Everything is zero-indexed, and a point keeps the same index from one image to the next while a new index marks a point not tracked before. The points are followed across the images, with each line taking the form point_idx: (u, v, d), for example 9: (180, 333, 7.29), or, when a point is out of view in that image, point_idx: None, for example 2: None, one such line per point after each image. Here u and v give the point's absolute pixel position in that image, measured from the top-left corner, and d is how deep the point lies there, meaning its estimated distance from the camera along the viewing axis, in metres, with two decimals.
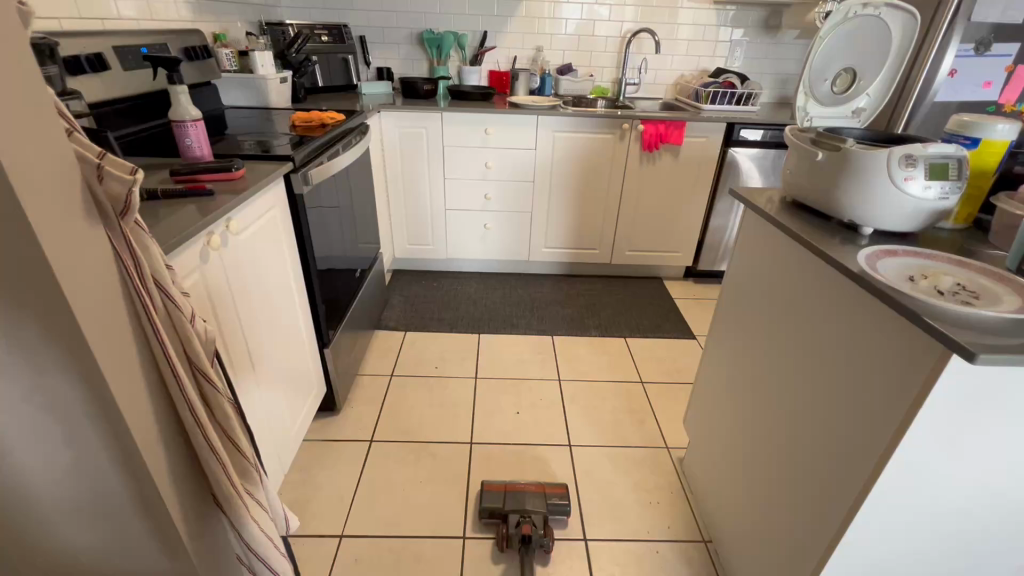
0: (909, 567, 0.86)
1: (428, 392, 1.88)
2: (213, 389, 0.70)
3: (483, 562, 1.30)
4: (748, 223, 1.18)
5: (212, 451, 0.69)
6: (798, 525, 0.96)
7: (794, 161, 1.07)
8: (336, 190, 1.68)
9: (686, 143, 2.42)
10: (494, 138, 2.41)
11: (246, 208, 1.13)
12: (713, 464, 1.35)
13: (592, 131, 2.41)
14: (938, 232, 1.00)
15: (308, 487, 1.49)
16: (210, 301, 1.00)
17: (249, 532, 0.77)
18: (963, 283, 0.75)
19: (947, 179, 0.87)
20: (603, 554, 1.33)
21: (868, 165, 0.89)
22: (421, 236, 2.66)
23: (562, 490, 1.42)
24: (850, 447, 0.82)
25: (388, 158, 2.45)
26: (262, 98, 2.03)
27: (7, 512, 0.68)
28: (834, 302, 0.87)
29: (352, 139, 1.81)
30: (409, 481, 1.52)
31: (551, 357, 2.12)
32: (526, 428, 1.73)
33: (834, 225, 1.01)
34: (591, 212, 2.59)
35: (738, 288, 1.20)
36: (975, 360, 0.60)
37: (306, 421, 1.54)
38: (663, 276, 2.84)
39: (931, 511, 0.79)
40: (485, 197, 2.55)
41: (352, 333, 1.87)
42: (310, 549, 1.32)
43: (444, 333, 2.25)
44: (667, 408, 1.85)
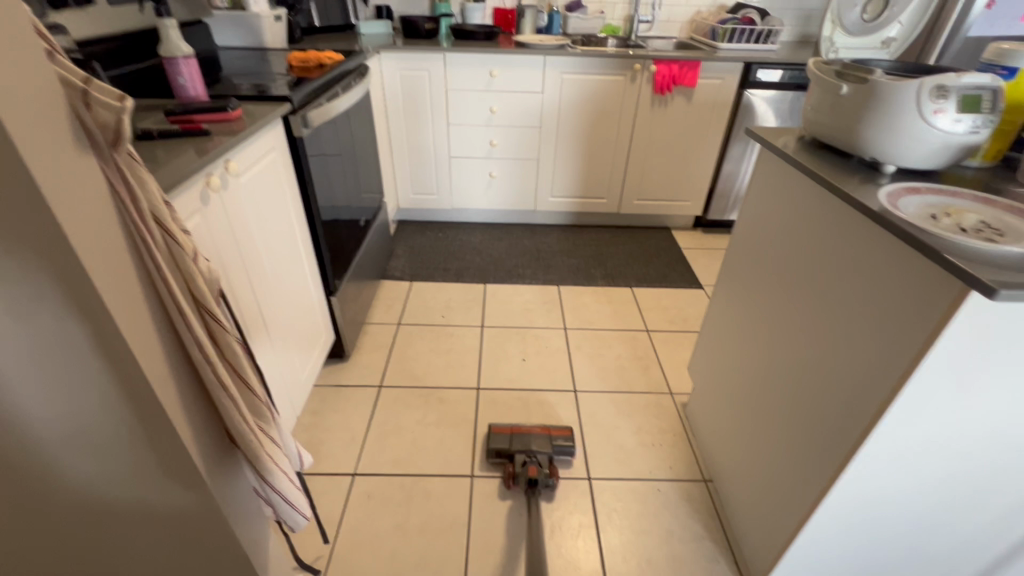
0: (905, 500, 0.89)
1: (435, 340, 1.90)
2: (220, 328, 0.70)
3: (490, 498, 1.35)
4: (763, 164, 1.13)
5: (223, 389, 0.71)
6: (798, 465, 0.99)
7: (816, 97, 1.01)
8: (337, 134, 1.62)
9: (700, 84, 2.32)
10: (499, 81, 2.31)
11: (245, 150, 1.10)
12: (717, 408, 1.37)
13: (602, 73, 2.30)
14: (963, 171, 0.96)
15: (320, 429, 1.53)
16: (214, 245, 0.99)
17: (265, 466, 0.80)
18: (987, 220, 0.72)
19: (979, 112, 0.82)
20: (606, 492, 1.38)
21: (895, 97, 0.84)
22: (425, 185, 2.61)
23: (567, 433, 1.45)
24: (855, 388, 0.83)
25: (389, 103, 2.37)
26: (256, 38, 1.94)
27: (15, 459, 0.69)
28: (849, 242, 0.85)
29: (351, 80, 1.73)
30: (418, 424, 1.56)
31: (556, 306, 2.12)
32: (531, 374, 1.76)
33: (852, 165, 0.97)
34: (600, 159, 2.52)
35: (751, 233, 1.18)
36: (995, 297, 0.59)
37: (316, 367, 1.57)
38: (671, 226, 2.79)
39: (932, 449, 0.81)
40: (490, 143, 2.48)
41: (358, 282, 1.87)
42: (324, 485, 1.37)
43: (450, 283, 2.25)
44: (671, 356, 1.87)
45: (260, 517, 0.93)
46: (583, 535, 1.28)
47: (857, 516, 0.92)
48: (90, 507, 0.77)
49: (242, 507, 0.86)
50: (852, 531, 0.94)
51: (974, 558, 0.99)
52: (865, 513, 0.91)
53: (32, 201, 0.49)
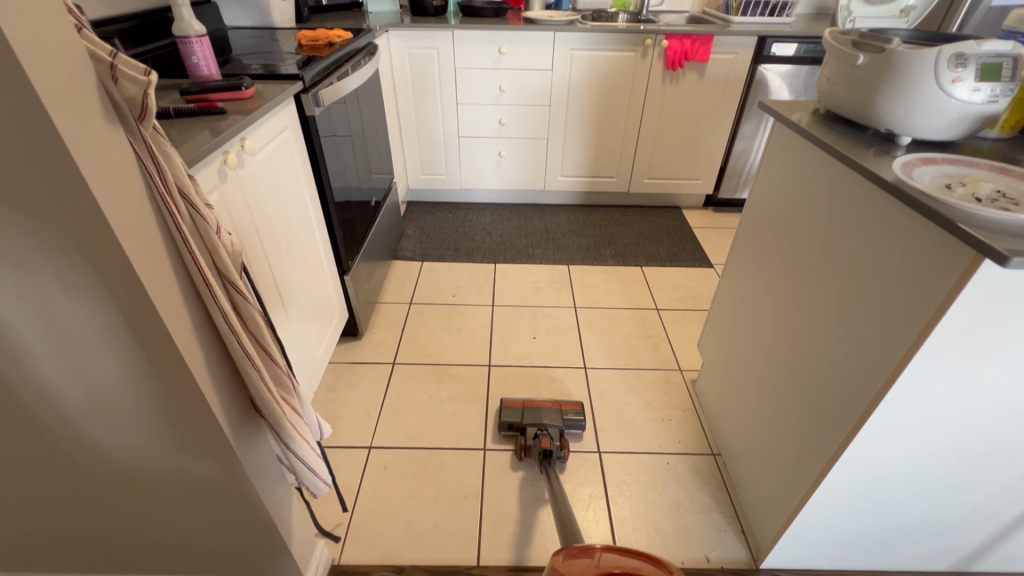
0: (912, 469, 0.90)
1: (447, 318, 1.93)
2: (244, 299, 0.73)
3: (503, 470, 1.39)
4: (777, 137, 1.13)
5: (248, 359, 0.73)
6: (806, 437, 1.00)
7: (831, 69, 1.00)
8: (348, 114, 1.63)
9: (712, 60, 2.28)
10: (508, 58, 2.29)
11: (260, 128, 1.12)
12: (726, 383, 1.39)
13: (613, 49, 2.27)
14: (979, 142, 0.94)
15: (336, 404, 1.57)
16: (233, 223, 1.01)
17: (288, 434, 0.83)
18: (1003, 190, 0.72)
19: (998, 81, 0.81)
20: (616, 464, 1.41)
21: (913, 66, 0.83)
22: (434, 165, 2.61)
23: (576, 408, 1.49)
24: (864, 358, 0.84)
25: (398, 81, 2.36)
26: (264, 18, 1.93)
27: (55, 424, 0.72)
28: (862, 214, 0.85)
29: (361, 59, 1.72)
30: (431, 399, 1.59)
31: (567, 286, 2.13)
32: (542, 352, 1.78)
33: (868, 137, 0.96)
34: (610, 137, 2.50)
35: (764, 208, 1.18)
36: (1007, 264, 0.59)
37: (330, 345, 1.61)
38: (682, 205, 2.77)
39: (941, 418, 0.82)
40: (499, 122, 2.46)
41: (370, 262, 1.89)
42: (341, 457, 1.42)
43: (460, 263, 2.27)
44: (681, 334, 1.88)
45: (284, 484, 0.96)
46: (594, 505, 1.31)
47: (865, 484, 0.93)
48: (120, 471, 0.80)
49: (267, 474, 0.89)
50: (858, 500, 0.97)
51: (978, 528, 1.01)
52: (872, 482, 0.93)
53: (67, 175, 0.51)
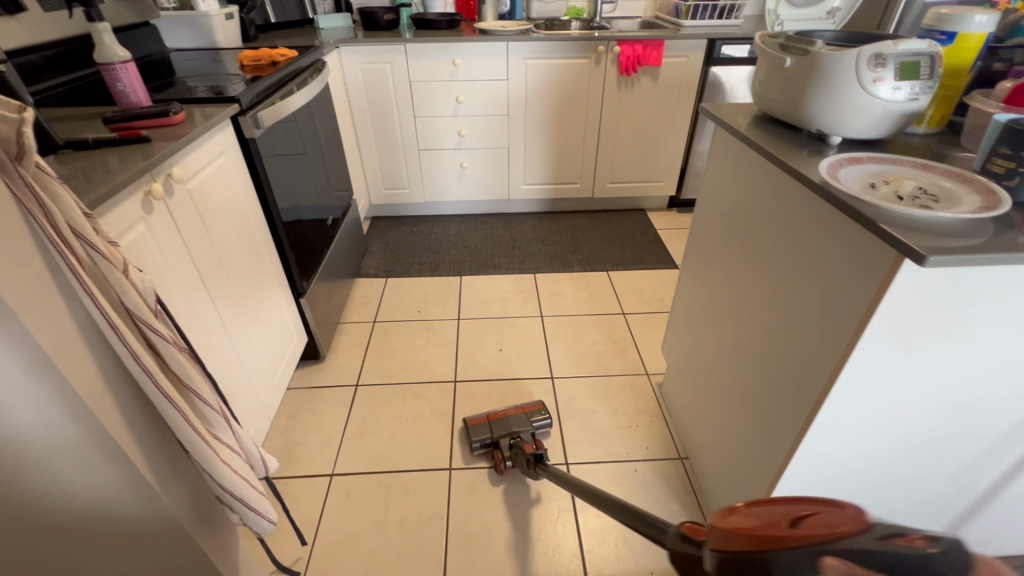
0: (862, 469, 0.91)
1: (412, 335, 1.90)
2: (160, 339, 0.69)
3: (469, 489, 1.36)
4: (719, 141, 1.14)
5: (168, 401, 0.70)
6: (761, 440, 1.01)
7: (764, 72, 1.01)
8: (296, 134, 1.59)
9: (665, 63, 2.31)
10: (463, 70, 2.28)
11: (191, 154, 1.08)
12: (688, 387, 1.38)
13: (567, 56, 2.28)
14: (908, 138, 0.96)
15: (296, 432, 1.53)
16: (163, 253, 0.97)
17: (221, 473, 0.79)
18: (924, 187, 0.73)
19: (917, 79, 0.83)
20: (583, 475, 1.39)
21: (836, 68, 0.84)
22: (396, 180, 2.58)
23: (540, 407, 1.48)
24: (808, 360, 0.84)
25: (353, 96, 2.33)
26: (208, 38, 1.89)
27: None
28: (796, 217, 0.86)
29: (306, 77, 1.69)
30: (395, 420, 1.56)
31: (533, 295, 2.12)
32: (509, 363, 1.76)
33: (801, 137, 0.97)
34: (570, 143, 2.51)
35: (711, 211, 1.18)
36: (925, 263, 0.60)
37: (288, 371, 1.56)
38: (646, 207, 2.79)
39: (884, 417, 0.82)
40: (459, 133, 2.44)
41: (329, 282, 1.85)
42: (301, 487, 1.37)
43: (426, 278, 2.24)
44: (647, 337, 1.88)
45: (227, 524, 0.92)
46: (562, 518, 1.29)
47: (821, 484, 0.93)
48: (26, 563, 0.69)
49: (207, 519, 0.85)
50: (814, 499, 0.97)
51: (936, 518, 1.02)
52: (827, 480, 0.92)
53: None
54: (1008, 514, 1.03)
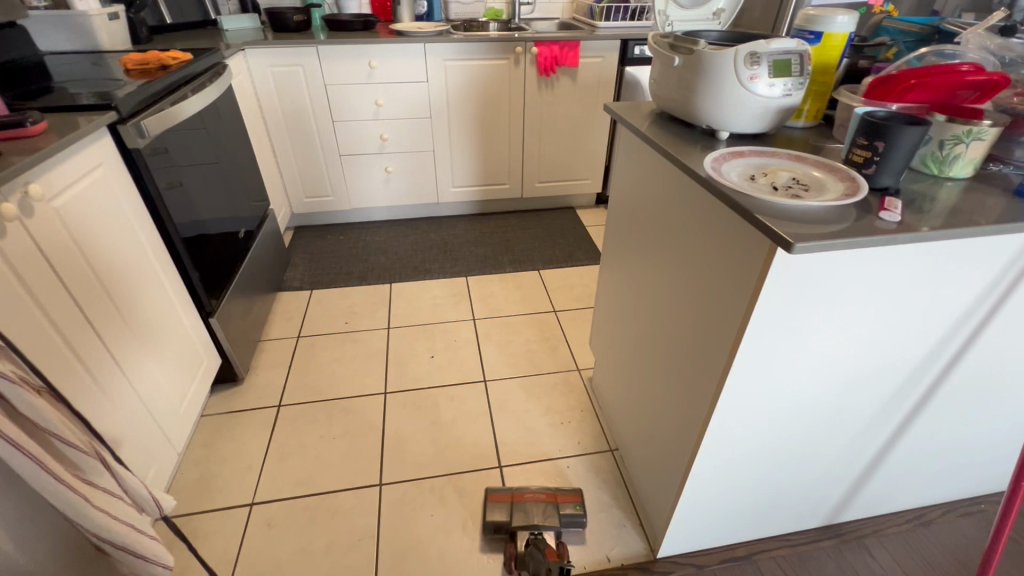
0: (766, 447, 0.95)
1: (339, 348, 1.83)
2: (5, 382, 0.62)
3: (401, 503, 1.32)
4: (625, 139, 1.16)
5: (16, 450, 0.62)
6: (676, 428, 1.04)
7: (658, 71, 1.04)
8: (193, 143, 1.48)
9: (582, 64, 2.35)
10: (380, 72, 2.22)
11: (56, 169, 0.97)
12: (614, 380, 1.41)
13: (486, 57, 2.27)
14: (790, 132, 1.02)
15: (212, 461, 1.42)
16: (22, 280, 0.87)
17: (97, 523, 0.72)
18: (797, 178, 0.78)
19: (790, 75, 0.88)
20: (518, 476, 1.39)
21: (717, 66, 0.87)
22: (318, 187, 2.47)
23: (575, 499, 1.27)
24: (708, 347, 0.87)
25: (263, 101, 2.21)
26: (89, 41, 1.73)
27: None
28: (691, 211, 0.89)
29: (203, 81, 1.58)
30: (321, 438, 1.49)
31: (465, 298, 2.10)
32: (441, 370, 1.74)
33: (695, 133, 1.01)
34: (496, 144, 2.50)
35: (623, 208, 1.21)
36: (793, 250, 0.63)
37: (200, 396, 1.45)
38: (575, 205, 2.84)
39: (779, 397, 0.87)
40: (381, 137, 2.38)
41: (245, 298, 1.74)
42: (217, 521, 1.28)
43: (354, 287, 2.16)
44: (578, 333, 1.90)
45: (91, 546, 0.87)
46: None
47: (730, 463, 0.97)
48: None
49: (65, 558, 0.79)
50: (726, 480, 1.01)
51: (835, 485, 1.09)
52: (734, 460, 0.97)
53: None
54: (898, 475, 1.12)
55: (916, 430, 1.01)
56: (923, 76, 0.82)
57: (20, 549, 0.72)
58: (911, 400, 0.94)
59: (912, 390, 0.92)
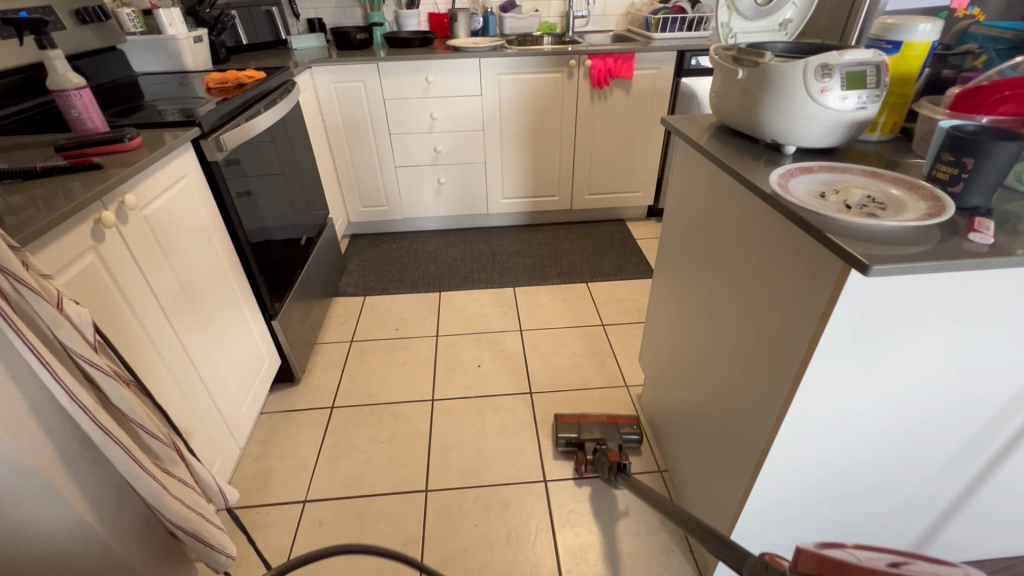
0: (831, 479, 0.90)
1: (389, 353, 1.88)
2: (102, 375, 0.68)
3: (446, 511, 1.33)
4: (683, 153, 1.14)
5: (109, 439, 0.68)
6: (733, 453, 0.99)
7: (720, 83, 1.02)
8: (264, 155, 1.58)
9: (636, 76, 2.33)
10: (436, 87, 2.29)
11: (147, 180, 1.06)
12: (665, 398, 1.37)
13: (539, 71, 2.30)
14: (863, 145, 0.97)
15: (269, 458, 1.49)
16: (115, 282, 0.95)
17: (172, 510, 0.77)
18: (873, 195, 0.74)
19: (864, 87, 0.84)
20: (562, 491, 1.37)
21: (785, 79, 0.84)
22: (374, 197, 2.57)
23: (633, 422, 1.46)
24: (771, 370, 0.83)
25: (327, 115, 2.33)
26: (175, 62, 1.88)
27: None
28: (754, 229, 0.86)
29: (274, 98, 1.68)
30: (371, 442, 1.53)
31: (512, 309, 2.11)
32: (487, 379, 1.75)
33: (758, 147, 0.98)
34: (546, 156, 2.52)
35: (679, 223, 1.18)
36: (869, 272, 0.60)
37: (261, 395, 1.53)
38: (625, 217, 2.80)
39: (849, 426, 0.81)
40: (435, 150, 2.45)
41: (304, 302, 1.82)
42: (273, 516, 1.34)
43: (404, 295, 2.22)
44: (626, 349, 1.87)
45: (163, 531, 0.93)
46: (541, 538, 1.27)
47: (792, 494, 0.92)
48: None
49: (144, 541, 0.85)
50: (785, 512, 0.96)
51: (908, 525, 1.01)
52: (796, 491, 0.91)
53: None
54: (982, 519, 1.02)
55: (1007, 472, 0.92)
56: (1018, 87, 0.77)
57: (107, 528, 0.78)
58: (1002, 437, 0.86)
59: (1003, 426, 0.84)
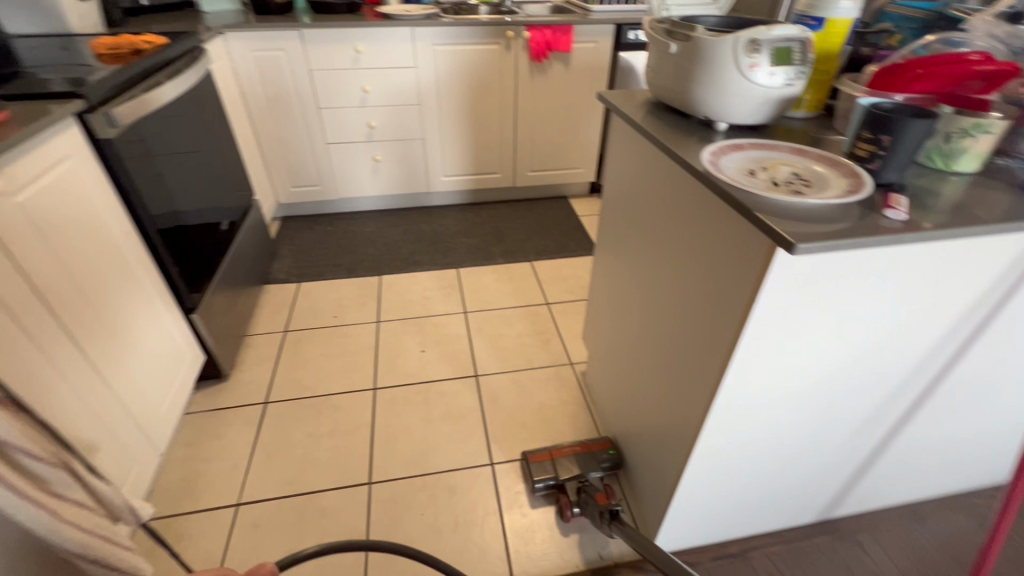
0: (759, 446, 0.94)
1: (327, 342, 1.79)
2: None
3: (391, 503, 1.30)
4: (620, 130, 1.12)
5: None
6: (670, 427, 1.02)
7: (654, 58, 1.00)
8: (171, 131, 1.42)
9: (575, 49, 2.29)
10: (366, 57, 2.15)
11: (18, 162, 0.92)
12: (607, 375, 1.39)
13: (476, 42, 2.21)
14: (790, 123, 0.98)
15: (197, 461, 1.39)
16: None
17: (69, 537, 0.68)
18: (799, 172, 0.75)
19: (791, 64, 0.84)
20: (509, 473, 1.37)
21: (716, 55, 0.83)
22: (305, 176, 2.40)
23: (608, 446, 1.34)
24: (705, 347, 0.85)
25: (246, 87, 2.14)
26: (58, 23, 1.65)
27: None
28: (687, 208, 0.86)
29: (180, 67, 1.51)
30: (309, 436, 1.46)
31: (455, 290, 2.06)
32: (431, 364, 1.71)
33: (692, 124, 0.97)
34: (487, 132, 2.45)
35: (618, 201, 1.17)
36: (795, 251, 0.60)
37: (182, 396, 1.41)
38: (568, 194, 2.80)
39: (775, 397, 0.84)
40: (369, 125, 2.31)
41: (230, 292, 1.69)
42: (202, 522, 1.25)
43: (342, 280, 2.12)
44: (571, 326, 1.88)
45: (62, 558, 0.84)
46: (489, 522, 1.26)
47: (725, 463, 0.96)
48: None
49: None
50: (718, 480, 0.99)
51: (828, 482, 1.08)
52: (728, 460, 0.95)
53: None
54: (892, 471, 1.11)
55: (914, 428, 1.00)
56: (931, 66, 0.78)
57: None
58: (910, 398, 0.92)
59: (912, 387, 0.90)
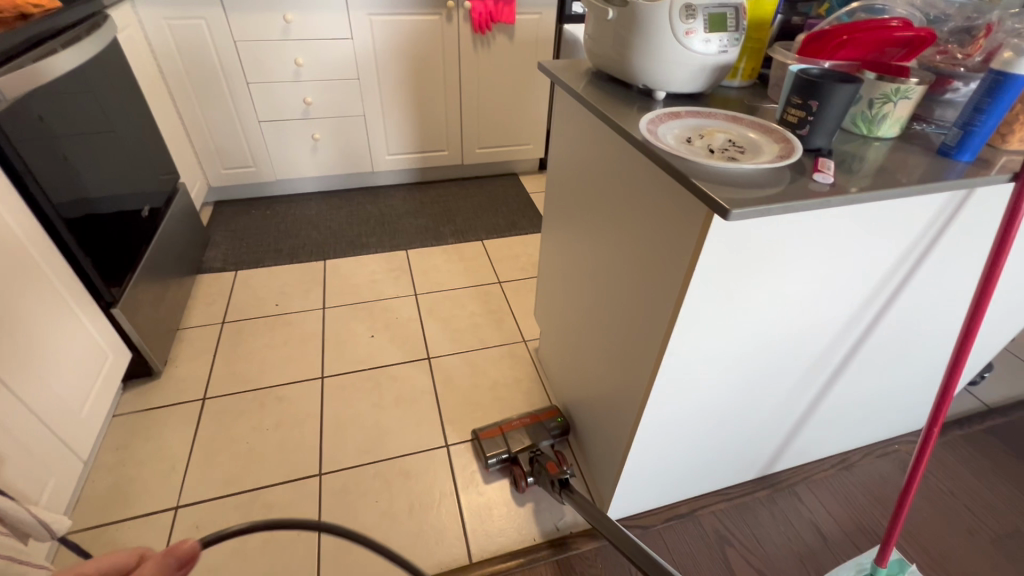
0: (702, 411, 0.97)
1: (269, 332, 1.70)
2: None
3: (343, 492, 1.26)
4: (562, 101, 1.10)
5: None
6: (619, 397, 1.03)
7: (592, 26, 0.97)
8: (72, 107, 1.28)
9: (519, 21, 2.24)
10: (296, 28, 2.01)
11: None
12: (559, 350, 1.39)
13: (415, 12, 2.11)
14: (726, 92, 0.99)
15: (129, 465, 1.30)
16: None
17: None
18: (733, 139, 0.76)
19: (725, 31, 0.84)
20: (465, 453, 1.36)
21: (652, 20, 0.82)
22: (237, 157, 2.25)
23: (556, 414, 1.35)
24: (648, 317, 0.85)
25: (162, 59, 1.96)
26: None
27: None
28: (628, 178, 0.85)
29: (79, 34, 1.35)
30: (253, 431, 1.39)
31: (404, 273, 2.01)
32: (381, 349, 1.66)
33: (632, 94, 0.96)
34: (431, 108, 2.36)
35: (562, 175, 1.15)
36: (729, 217, 0.61)
37: (106, 398, 1.31)
38: (518, 171, 2.76)
39: (716, 361, 0.87)
40: (304, 101, 2.18)
41: (157, 283, 1.57)
42: (138, 529, 1.17)
43: (283, 266, 2.01)
44: (523, 304, 1.87)
45: None
46: (445, 503, 1.25)
47: (671, 428, 0.98)
48: None
49: None
50: (665, 445, 1.02)
51: (767, 439, 1.14)
52: (673, 426, 0.98)
53: None
54: (824, 426, 1.18)
55: (842, 384, 1.06)
56: (854, 33, 0.79)
57: None
58: (839, 356, 0.97)
59: (841, 345, 0.95)
